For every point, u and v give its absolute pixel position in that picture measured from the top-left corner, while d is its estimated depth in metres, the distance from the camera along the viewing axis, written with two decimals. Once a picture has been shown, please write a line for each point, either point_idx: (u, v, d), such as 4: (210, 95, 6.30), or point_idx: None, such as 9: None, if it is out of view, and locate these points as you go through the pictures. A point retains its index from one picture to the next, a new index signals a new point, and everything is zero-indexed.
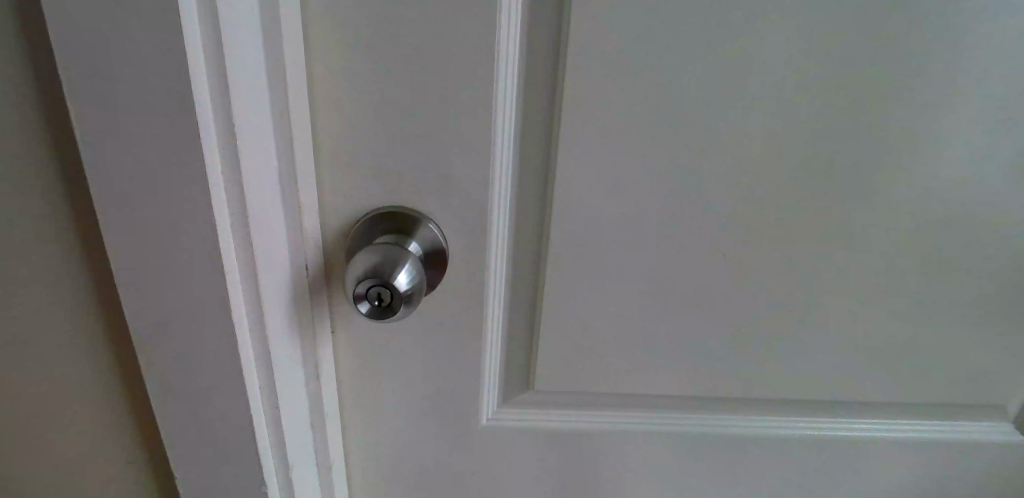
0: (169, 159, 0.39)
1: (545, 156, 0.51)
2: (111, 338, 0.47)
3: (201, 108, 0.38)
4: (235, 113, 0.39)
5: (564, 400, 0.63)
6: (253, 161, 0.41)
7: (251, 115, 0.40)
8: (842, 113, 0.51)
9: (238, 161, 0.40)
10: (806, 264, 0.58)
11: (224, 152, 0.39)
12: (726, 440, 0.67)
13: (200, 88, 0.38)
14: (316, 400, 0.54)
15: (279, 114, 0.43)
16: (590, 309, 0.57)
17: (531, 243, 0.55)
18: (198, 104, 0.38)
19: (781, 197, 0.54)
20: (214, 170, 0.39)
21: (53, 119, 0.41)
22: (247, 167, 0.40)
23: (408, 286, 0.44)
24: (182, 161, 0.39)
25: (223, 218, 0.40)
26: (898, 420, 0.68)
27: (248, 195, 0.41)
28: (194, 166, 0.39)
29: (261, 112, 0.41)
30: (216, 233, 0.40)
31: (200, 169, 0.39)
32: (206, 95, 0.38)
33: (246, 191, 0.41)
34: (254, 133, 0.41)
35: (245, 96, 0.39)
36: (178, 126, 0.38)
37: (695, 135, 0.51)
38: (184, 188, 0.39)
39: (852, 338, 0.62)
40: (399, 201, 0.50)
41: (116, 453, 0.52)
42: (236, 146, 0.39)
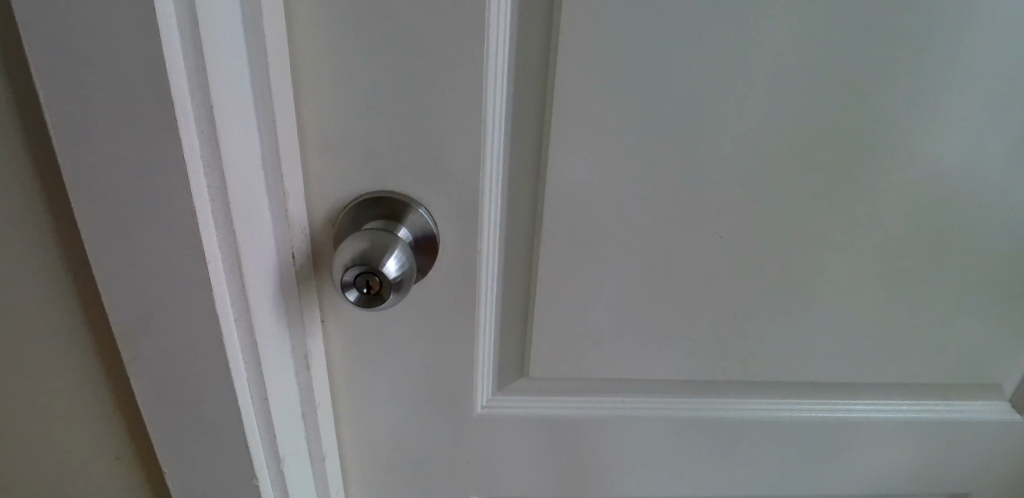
0: (146, 146, 0.37)
1: (538, 141, 0.50)
2: (96, 339, 0.46)
3: (178, 91, 0.36)
4: (214, 97, 0.37)
5: (560, 387, 0.63)
6: (234, 146, 0.39)
7: (232, 99, 0.39)
8: (840, 99, 0.51)
9: (218, 147, 0.38)
10: (804, 248, 0.57)
11: (203, 137, 0.38)
12: (723, 425, 0.66)
13: (176, 70, 0.36)
14: (306, 389, 0.53)
15: (262, 100, 0.41)
16: (586, 298, 0.56)
17: (524, 229, 0.53)
18: (174, 88, 0.36)
19: (779, 181, 0.53)
20: (193, 156, 0.38)
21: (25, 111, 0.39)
22: (228, 154, 0.39)
23: (397, 273, 0.43)
24: (160, 147, 0.37)
25: (204, 206, 0.39)
26: (896, 404, 0.67)
27: (230, 183, 0.39)
28: (173, 152, 0.37)
29: (241, 95, 0.40)
30: (197, 221, 0.39)
31: (179, 156, 0.37)
32: (183, 77, 0.36)
33: (227, 178, 0.39)
34: (234, 117, 0.39)
35: (225, 80, 0.38)
36: (155, 111, 0.37)
37: (692, 121, 0.50)
38: (163, 175, 0.38)
39: (850, 323, 0.61)
40: (388, 186, 0.48)
41: (103, 449, 0.51)
42: (215, 131, 0.38)
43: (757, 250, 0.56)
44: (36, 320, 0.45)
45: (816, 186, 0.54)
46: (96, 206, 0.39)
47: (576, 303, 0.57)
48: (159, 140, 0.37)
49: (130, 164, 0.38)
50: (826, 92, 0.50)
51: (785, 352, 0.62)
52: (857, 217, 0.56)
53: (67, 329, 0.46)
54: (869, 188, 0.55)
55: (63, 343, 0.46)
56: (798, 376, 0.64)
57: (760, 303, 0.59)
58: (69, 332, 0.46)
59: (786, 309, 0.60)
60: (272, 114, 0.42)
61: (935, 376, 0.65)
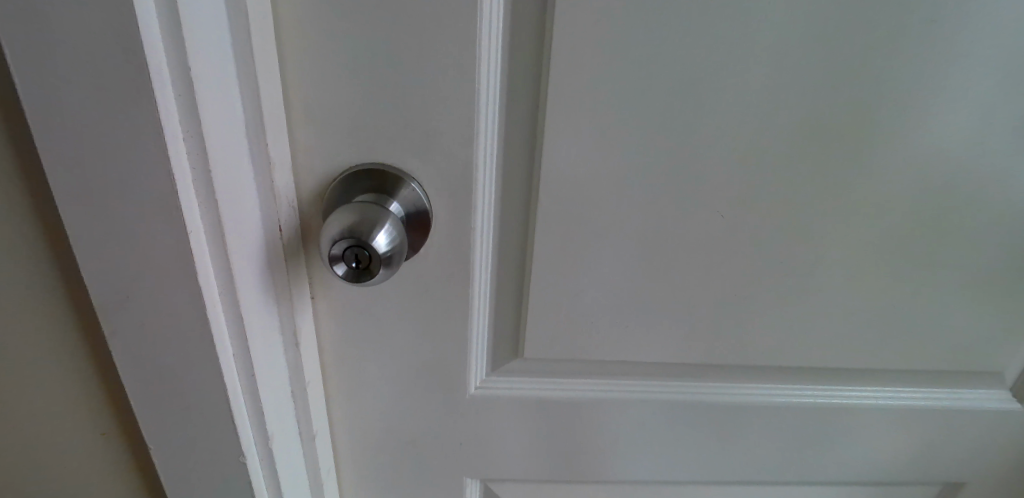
0: (122, 112, 0.36)
1: (534, 115, 0.48)
2: (76, 313, 0.45)
3: (154, 54, 0.35)
4: (192, 61, 0.36)
5: (555, 369, 0.61)
6: (214, 113, 0.38)
7: (211, 62, 0.37)
8: (847, 75, 0.49)
9: (197, 113, 0.37)
10: (807, 230, 0.55)
11: (181, 102, 0.36)
12: (721, 409, 0.65)
13: (151, 31, 0.34)
14: (295, 366, 0.52)
15: (244, 65, 0.40)
16: (582, 278, 0.55)
17: (520, 205, 0.52)
18: (149, 50, 0.35)
19: (783, 159, 0.52)
20: (171, 123, 0.36)
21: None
22: (208, 120, 0.38)
23: (387, 248, 0.41)
24: (136, 113, 0.36)
25: (184, 174, 0.38)
26: (897, 389, 0.66)
27: (210, 150, 0.38)
28: (149, 117, 0.36)
29: (222, 60, 0.38)
30: (175, 191, 0.38)
31: (155, 122, 0.36)
32: (158, 39, 0.35)
33: (207, 146, 0.38)
34: (214, 82, 0.38)
35: (203, 42, 0.36)
36: (129, 74, 0.35)
37: (693, 96, 0.48)
38: (140, 142, 0.37)
39: (852, 306, 0.60)
40: (378, 159, 0.47)
41: (88, 426, 0.50)
42: (194, 96, 0.37)
43: (758, 232, 0.55)
44: (12, 294, 0.44)
45: (821, 165, 0.52)
46: (70, 176, 0.38)
47: (572, 282, 0.55)
48: (134, 105, 0.36)
49: (105, 130, 0.36)
50: (832, 67, 0.48)
51: (785, 336, 0.61)
52: (862, 198, 0.54)
53: (45, 303, 0.45)
54: (875, 168, 0.53)
55: (42, 319, 0.45)
56: (798, 361, 0.63)
57: (760, 285, 0.58)
58: (48, 307, 0.45)
59: (787, 292, 0.58)
60: (255, 81, 0.41)
61: (938, 362, 0.64)
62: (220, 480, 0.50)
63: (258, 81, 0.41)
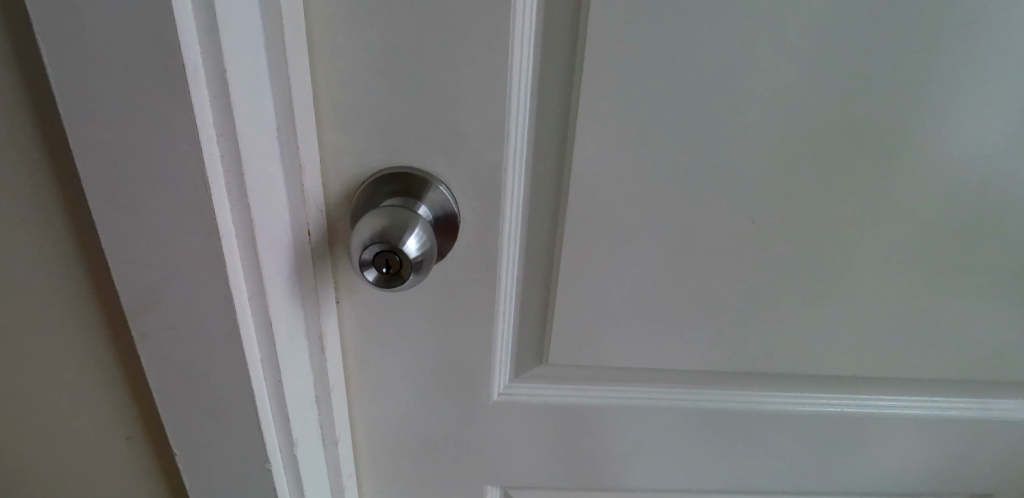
0: (156, 113, 0.36)
1: (564, 118, 0.48)
2: (101, 312, 0.45)
3: (191, 55, 0.35)
4: (228, 62, 0.36)
5: (579, 375, 0.61)
6: (247, 114, 0.38)
7: (245, 64, 0.37)
8: (882, 78, 0.48)
9: (231, 114, 0.37)
10: (837, 235, 0.54)
11: (215, 104, 0.36)
12: (746, 417, 0.64)
13: (188, 32, 0.34)
14: (320, 370, 0.51)
15: (275, 67, 0.40)
16: (609, 283, 0.55)
17: (547, 209, 0.51)
18: (185, 52, 0.35)
19: (814, 163, 0.51)
20: (206, 124, 0.36)
21: (24, 70, 0.38)
22: (241, 121, 0.37)
23: (417, 252, 0.41)
24: (171, 114, 0.36)
25: (216, 176, 0.38)
26: (926, 399, 0.65)
27: (243, 152, 0.38)
28: (184, 119, 0.36)
29: (255, 62, 0.38)
30: (208, 192, 0.38)
31: (189, 121, 0.36)
32: (194, 40, 0.35)
33: (240, 148, 0.38)
34: (247, 83, 0.37)
35: (238, 43, 0.36)
36: (164, 74, 0.35)
37: (725, 99, 0.48)
38: (174, 144, 0.36)
39: (882, 314, 0.59)
40: (406, 163, 0.47)
41: (114, 428, 0.50)
42: (228, 98, 0.36)
43: (788, 237, 0.54)
44: (39, 291, 0.44)
45: (853, 170, 0.52)
46: (103, 178, 0.38)
47: (598, 288, 0.55)
48: (168, 105, 0.36)
49: (139, 130, 0.36)
50: (868, 70, 0.48)
51: (813, 344, 0.60)
52: (894, 204, 0.53)
53: (72, 301, 0.45)
54: (909, 174, 0.52)
55: (67, 318, 0.45)
56: (826, 370, 0.61)
57: (789, 292, 0.57)
58: (72, 305, 0.45)
59: (816, 299, 0.57)
60: (287, 83, 0.40)
61: (970, 372, 0.63)
62: (244, 484, 0.50)
63: (290, 83, 0.41)
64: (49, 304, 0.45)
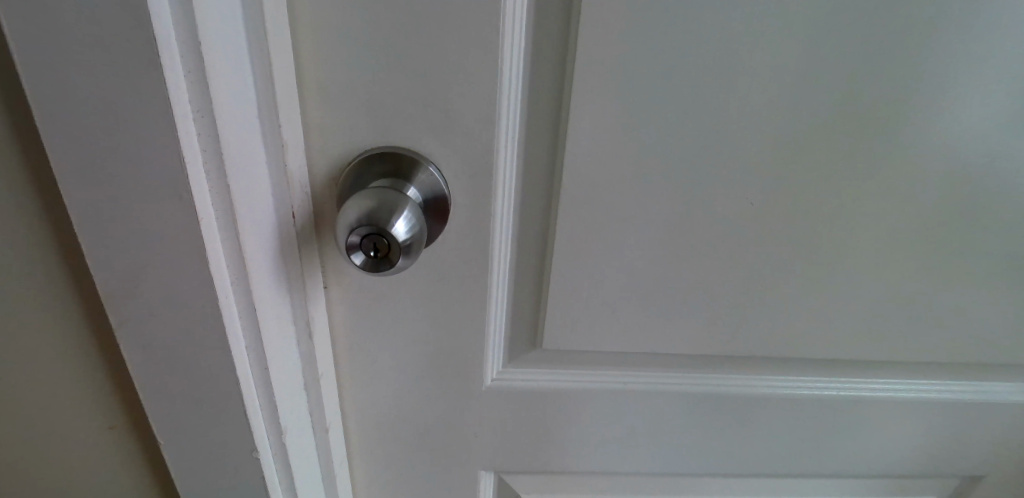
0: (128, 90, 0.34)
1: (559, 96, 0.46)
2: (77, 302, 0.43)
3: (163, 27, 0.33)
4: (203, 35, 0.34)
5: (574, 359, 0.60)
6: (225, 91, 0.36)
7: (222, 37, 0.35)
8: (887, 55, 0.46)
9: (208, 90, 0.35)
10: (838, 217, 0.53)
11: (190, 79, 0.34)
12: (742, 401, 0.63)
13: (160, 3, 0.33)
14: (308, 356, 0.50)
15: (255, 41, 0.38)
16: (604, 267, 0.53)
17: (541, 190, 0.50)
18: (157, 24, 0.33)
19: (816, 143, 0.49)
20: (181, 101, 0.35)
21: None
22: (219, 98, 0.36)
23: (407, 236, 0.39)
24: (145, 91, 0.34)
25: (194, 155, 0.36)
26: (923, 382, 0.64)
27: (222, 130, 0.36)
28: (158, 96, 0.34)
29: (233, 35, 0.36)
30: (186, 173, 0.36)
31: (163, 97, 0.34)
32: (167, 12, 0.33)
33: (219, 126, 0.36)
34: (225, 58, 0.36)
35: (214, 15, 0.34)
36: (135, 47, 0.33)
37: (726, 76, 0.46)
38: (148, 122, 0.35)
39: (881, 297, 0.58)
40: (395, 143, 0.45)
41: (97, 416, 0.49)
42: (204, 73, 0.35)
43: (788, 220, 0.53)
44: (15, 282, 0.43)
45: (855, 150, 0.50)
46: (76, 159, 0.36)
47: (593, 271, 0.53)
48: (141, 80, 0.34)
49: (111, 107, 0.35)
50: (873, 46, 0.46)
51: (813, 327, 0.59)
52: (898, 185, 0.52)
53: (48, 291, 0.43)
54: (913, 154, 0.51)
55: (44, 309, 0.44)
56: (823, 354, 0.61)
57: (787, 275, 0.56)
58: (47, 295, 0.43)
59: (816, 282, 0.56)
60: (268, 58, 0.39)
61: (968, 355, 0.62)
62: (232, 472, 0.49)
63: (271, 58, 0.39)
64: (26, 296, 0.43)
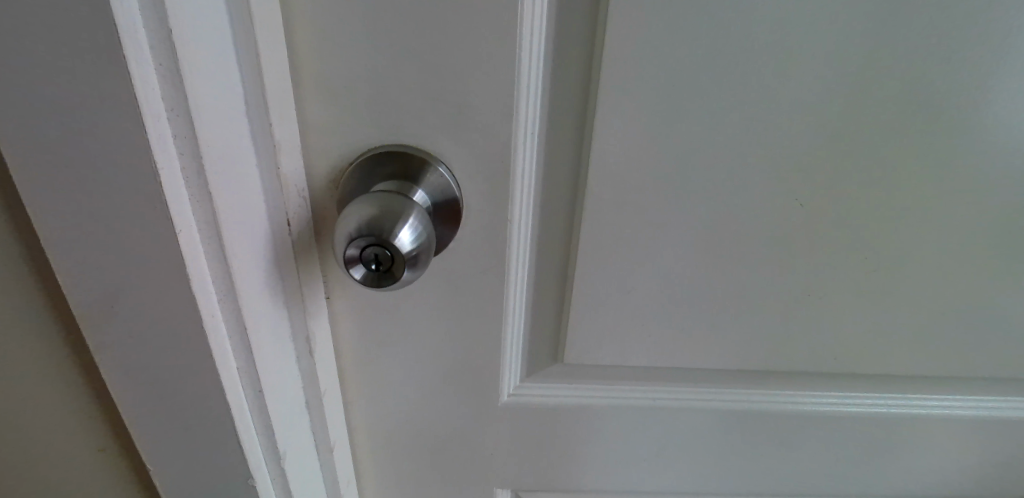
0: (91, 89, 0.30)
1: (585, 88, 0.41)
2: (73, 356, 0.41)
3: (127, 14, 0.28)
4: (175, 24, 0.29)
5: (599, 374, 0.55)
6: (204, 86, 0.31)
7: (199, 24, 0.31)
8: (955, 39, 0.41)
9: (183, 86, 0.30)
10: (893, 221, 0.48)
11: (162, 74, 0.30)
12: (780, 418, 0.59)
13: None
14: (309, 373, 0.46)
15: (241, 29, 0.33)
16: (634, 275, 0.48)
17: (564, 191, 0.45)
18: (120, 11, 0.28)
19: (870, 138, 0.44)
20: (152, 99, 0.30)
21: None
22: (199, 93, 0.31)
23: (413, 246, 0.35)
24: (109, 89, 0.29)
25: (169, 160, 0.31)
26: (980, 398, 0.59)
27: (201, 131, 0.32)
28: (124, 94, 0.30)
29: (213, 22, 0.31)
30: (160, 180, 0.32)
31: (131, 93, 0.30)
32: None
33: (197, 126, 0.31)
34: (203, 48, 0.31)
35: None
36: (95, 39, 0.28)
37: (774, 64, 0.41)
38: (115, 125, 0.30)
39: (937, 307, 0.52)
40: (402, 141, 0.40)
41: (85, 439, 0.45)
42: (179, 66, 0.30)
43: (839, 224, 0.48)
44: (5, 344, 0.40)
45: (913, 147, 0.45)
46: (37, 167, 0.32)
47: (621, 281, 0.49)
48: (104, 75, 0.29)
49: (72, 108, 0.30)
50: (943, 26, 0.41)
51: (862, 341, 0.54)
52: (964, 184, 0.47)
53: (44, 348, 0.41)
54: (980, 150, 0.45)
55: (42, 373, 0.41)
56: (872, 369, 0.55)
57: (835, 285, 0.50)
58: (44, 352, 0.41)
59: (867, 291, 0.51)
60: (256, 48, 0.34)
61: None
62: None
63: (260, 48, 0.34)
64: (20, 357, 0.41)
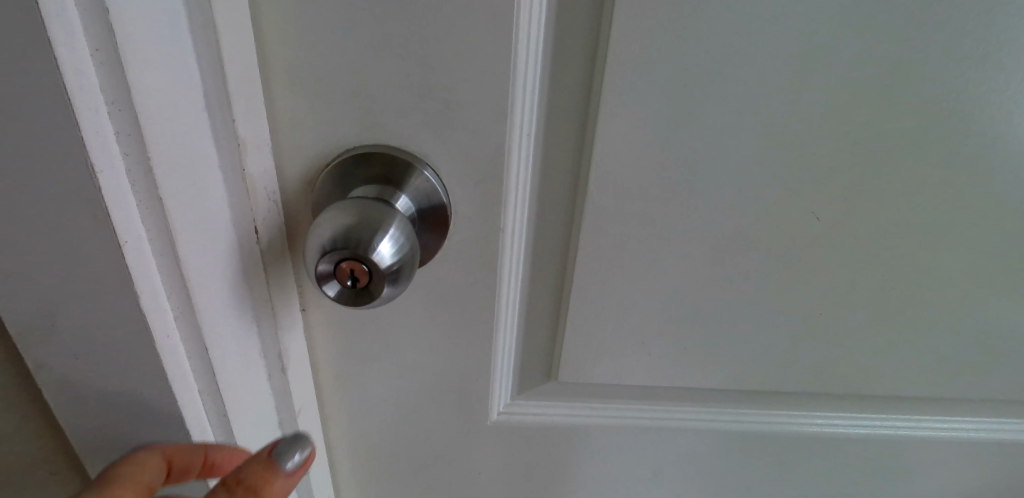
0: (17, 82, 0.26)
1: (587, 86, 0.37)
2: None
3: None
4: (114, 6, 0.25)
5: (595, 393, 0.51)
6: (152, 78, 0.28)
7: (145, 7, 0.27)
8: (996, 43, 0.37)
9: (126, 78, 0.27)
10: (914, 236, 0.44)
11: (101, 64, 0.26)
12: (785, 440, 0.55)
13: None
14: (281, 393, 0.42)
15: (199, 16, 0.29)
16: (635, 289, 0.45)
17: (562, 197, 0.41)
18: None
19: (896, 147, 0.41)
20: (89, 92, 0.26)
21: None
22: (143, 84, 0.27)
23: (392, 260, 0.31)
24: (38, 82, 0.26)
25: (112, 161, 0.28)
26: (995, 420, 0.56)
27: (148, 128, 0.28)
28: (57, 88, 0.26)
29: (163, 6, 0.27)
30: (99, 183, 0.28)
31: (61, 83, 0.26)
32: None
33: (143, 122, 0.28)
34: (151, 35, 0.27)
35: None
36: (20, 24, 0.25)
37: (796, 66, 0.37)
38: (47, 123, 0.26)
39: (956, 327, 0.49)
40: (384, 142, 0.37)
41: (33, 462, 0.40)
42: (120, 55, 0.26)
43: (857, 238, 0.44)
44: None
45: (942, 157, 0.41)
46: None
47: (621, 295, 0.45)
48: (31, 66, 0.25)
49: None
50: (983, 27, 0.37)
51: (875, 361, 0.50)
52: (994, 197, 0.43)
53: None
54: (1012, 162, 0.42)
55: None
56: (884, 390, 0.52)
57: (849, 303, 0.47)
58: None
59: (882, 310, 0.48)
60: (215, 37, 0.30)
61: None
62: None
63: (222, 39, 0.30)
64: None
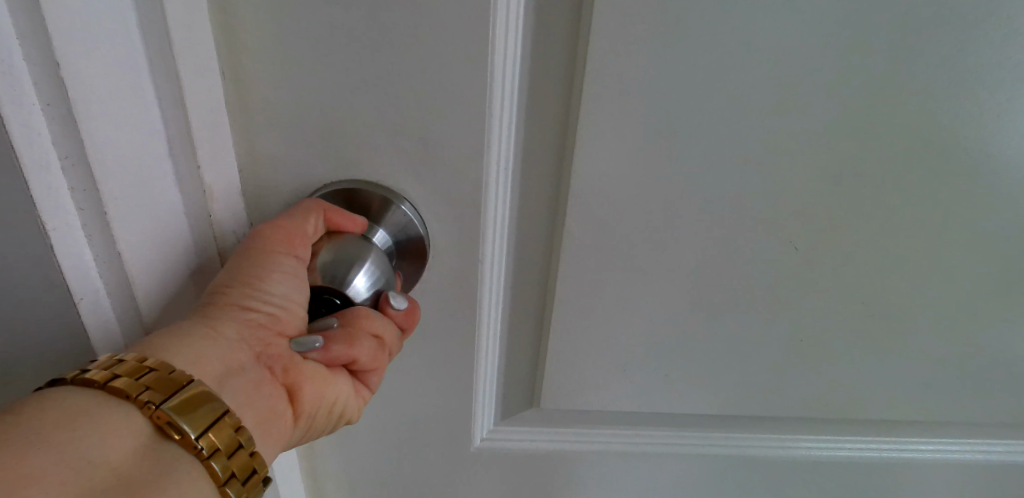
0: None
1: (562, 121, 0.38)
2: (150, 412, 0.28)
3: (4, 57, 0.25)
4: (66, 64, 0.26)
5: (578, 418, 0.51)
6: (110, 131, 0.28)
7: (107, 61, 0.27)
8: (961, 77, 0.38)
9: (79, 133, 0.27)
10: (890, 263, 0.45)
11: (53, 121, 0.26)
12: (770, 463, 0.55)
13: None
14: None
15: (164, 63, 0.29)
16: (615, 318, 0.45)
17: (540, 228, 0.41)
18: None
19: (869, 178, 0.41)
20: (39, 149, 0.27)
21: None
22: (97, 133, 0.27)
23: (369, 293, 0.35)
24: None
25: (62, 218, 0.28)
26: (976, 441, 0.56)
27: (103, 182, 0.28)
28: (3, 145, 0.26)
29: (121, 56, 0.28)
30: (49, 241, 0.28)
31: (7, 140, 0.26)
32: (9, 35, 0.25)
33: (98, 176, 0.28)
34: (109, 84, 0.27)
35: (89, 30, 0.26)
36: None
37: (767, 102, 0.37)
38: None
39: (934, 351, 0.49)
40: (359, 176, 0.36)
41: None
42: (73, 111, 0.26)
43: (833, 267, 0.44)
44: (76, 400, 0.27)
45: (914, 187, 0.42)
46: None
47: (600, 324, 0.45)
48: None
49: None
50: (949, 63, 0.37)
51: (855, 385, 0.50)
52: (968, 226, 0.44)
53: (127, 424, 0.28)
54: (982, 190, 0.42)
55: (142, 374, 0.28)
56: (866, 413, 0.52)
57: (827, 328, 0.47)
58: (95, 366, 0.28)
59: (860, 335, 0.48)
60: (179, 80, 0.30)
61: None
62: None
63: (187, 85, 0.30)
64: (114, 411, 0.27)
